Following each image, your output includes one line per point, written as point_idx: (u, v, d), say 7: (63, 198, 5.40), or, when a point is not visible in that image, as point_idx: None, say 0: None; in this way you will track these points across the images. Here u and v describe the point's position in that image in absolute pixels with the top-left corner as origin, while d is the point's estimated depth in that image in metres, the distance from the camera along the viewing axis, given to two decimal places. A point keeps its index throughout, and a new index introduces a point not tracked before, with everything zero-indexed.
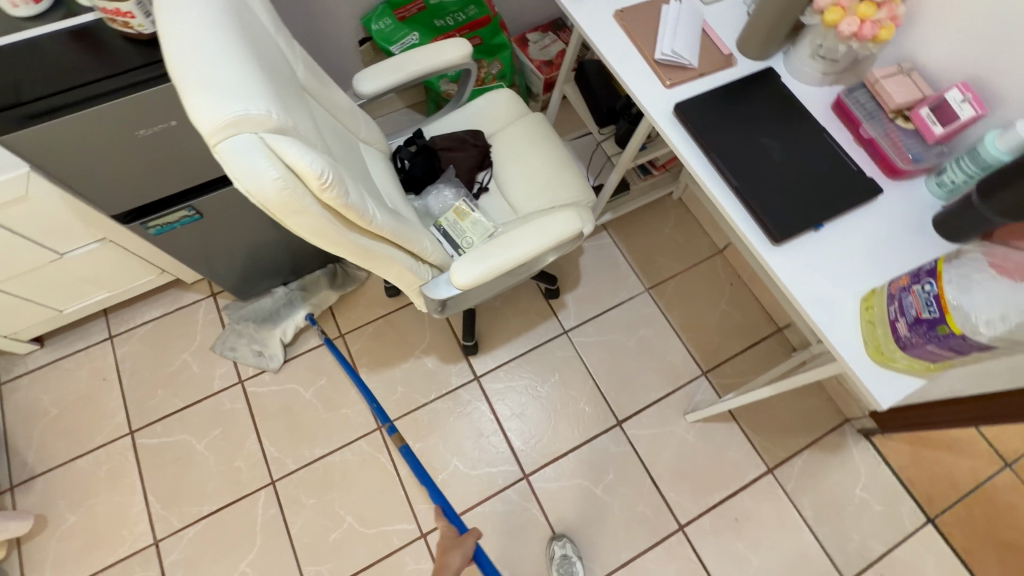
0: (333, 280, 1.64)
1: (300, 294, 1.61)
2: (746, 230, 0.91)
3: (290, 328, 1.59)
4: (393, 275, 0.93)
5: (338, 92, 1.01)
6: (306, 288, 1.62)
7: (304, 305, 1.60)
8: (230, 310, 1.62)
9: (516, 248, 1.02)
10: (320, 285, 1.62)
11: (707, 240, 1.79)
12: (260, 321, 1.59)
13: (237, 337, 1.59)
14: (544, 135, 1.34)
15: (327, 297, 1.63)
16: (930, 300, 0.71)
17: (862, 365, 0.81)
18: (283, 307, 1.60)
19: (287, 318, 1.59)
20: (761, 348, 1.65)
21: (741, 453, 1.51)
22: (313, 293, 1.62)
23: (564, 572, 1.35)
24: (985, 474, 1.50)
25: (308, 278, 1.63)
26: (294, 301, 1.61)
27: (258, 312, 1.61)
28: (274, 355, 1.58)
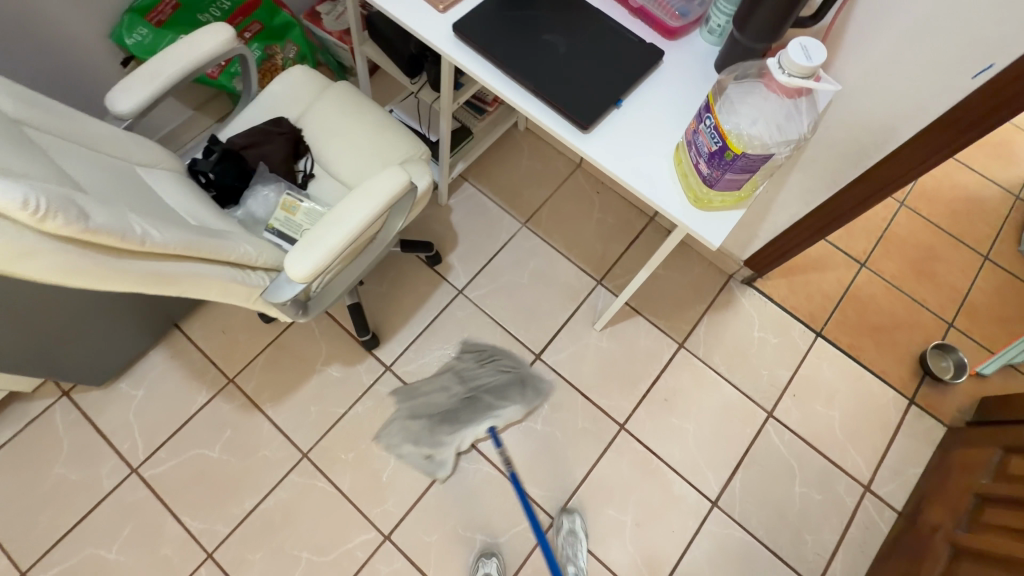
0: (522, 393, 1.52)
1: (484, 401, 1.50)
2: (555, 127, 0.92)
3: (466, 437, 1.47)
4: (221, 293, 0.86)
5: (96, 123, 0.91)
6: (497, 397, 1.51)
7: (488, 413, 1.49)
8: (402, 403, 1.50)
9: (347, 222, 0.96)
10: (515, 399, 1.51)
11: (564, 158, 1.82)
12: (443, 421, 1.48)
13: (404, 444, 1.46)
14: (355, 100, 1.25)
15: (512, 412, 1.49)
16: (712, 132, 0.75)
17: (689, 215, 0.86)
18: (477, 408, 1.50)
19: (468, 424, 1.48)
20: (641, 241, 1.73)
21: (651, 339, 1.60)
22: (507, 404, 1.50)
23: (569, 543, 1.37)
24: (849, 278, 1.71)
25: (502, 384, 1.53)
26: (486, 402, 1.50)
27: (434, 408, 1.50)
28: (447, 469, 1.44)
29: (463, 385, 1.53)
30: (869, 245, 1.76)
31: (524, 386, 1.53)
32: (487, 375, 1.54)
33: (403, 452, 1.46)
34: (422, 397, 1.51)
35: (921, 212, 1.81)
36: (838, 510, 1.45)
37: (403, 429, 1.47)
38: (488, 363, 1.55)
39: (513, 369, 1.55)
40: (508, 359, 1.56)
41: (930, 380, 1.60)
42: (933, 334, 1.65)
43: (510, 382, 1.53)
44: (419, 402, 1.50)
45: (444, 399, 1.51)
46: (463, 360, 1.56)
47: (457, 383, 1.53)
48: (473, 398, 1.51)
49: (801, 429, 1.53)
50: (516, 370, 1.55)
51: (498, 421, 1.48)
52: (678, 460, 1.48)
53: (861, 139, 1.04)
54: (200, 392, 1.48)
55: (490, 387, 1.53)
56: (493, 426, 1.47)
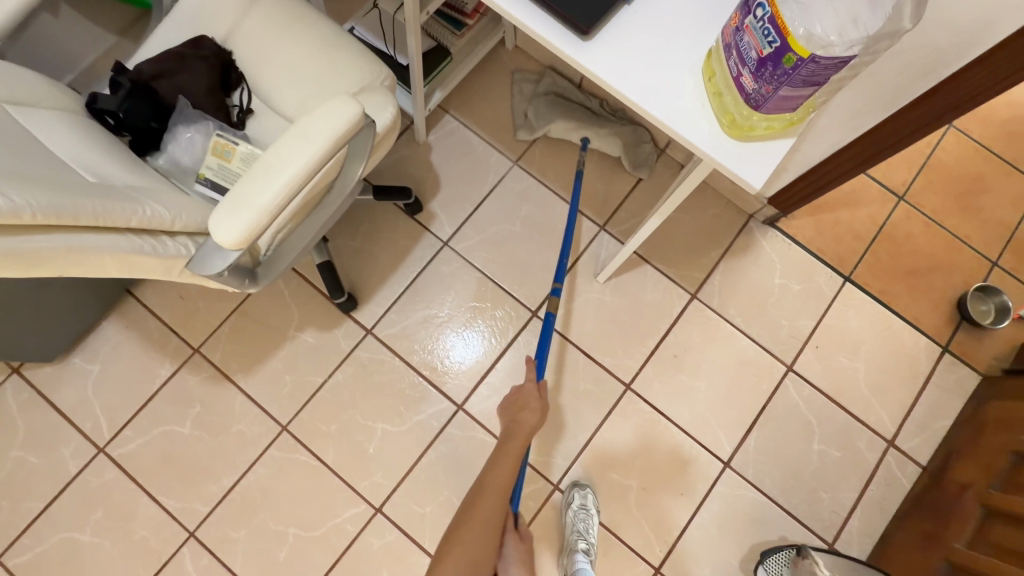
0: (633, 148, 1.48)
1: (604, 124, 1.48)
2: (545, 33, 0.69)
3: (557, 129, 1.48)
4: (123, 270, 0.68)
5: None
6: (609, 123, 1.49)
7: (594, 127, 1.47)
8: (546, 77, 1.53)
9: (282, 170, 0.76)
10: (623, 137, 1.48)
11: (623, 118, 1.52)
12: (553, 103, 1.50)
13: (516, 96, 1.53)
14: (294, 10, 0.99)
15: (611, 143, 1.47)
16: (766, 28, 0.52)
17: (722, 148, 0.66)
18: (588, 119, 1.49)
19: (572, 119, 1.48)
20: (650, 178, 1.51)
21: (659, 291, 1.44)
22: (610, 130, 1.48)
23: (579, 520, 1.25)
24: (883, 215, 1.51)
25: (625, 125, 1.50)
26: (600, 122, 1.48)
27: (575, 104, 1.50)
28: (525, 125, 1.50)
29: (602, 103, 1.52)
30: (909, 176, 1.54)
31: (638, 141, 1.49)
32: (622, 110, 1.52)
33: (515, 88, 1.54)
34: (567, 93, 1.52)
35: (972, 134, 1.58)
36: (857, 467, 1.36)
37: (539, 82, 1.53)
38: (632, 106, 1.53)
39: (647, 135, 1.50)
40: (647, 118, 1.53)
41: (966, 327, 1.45)
42: (974, 275, 1.48)
43: (624, 125, 1.49)
44: (564, 81, 1.53)
45: (579, 94, 1.52)
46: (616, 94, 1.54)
47: (600, 98, 1.52)
48: (596, 111, 1.50)
49: (822, 383, 1.41)
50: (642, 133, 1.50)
51: (593, 139, 1.46)
52: (686, 421, 1.37)
53: (939, 42, 0.81)
54: (163, 365, 1.35)
55: (620, 117, 1.51)
56: (586, 138, 1.46)
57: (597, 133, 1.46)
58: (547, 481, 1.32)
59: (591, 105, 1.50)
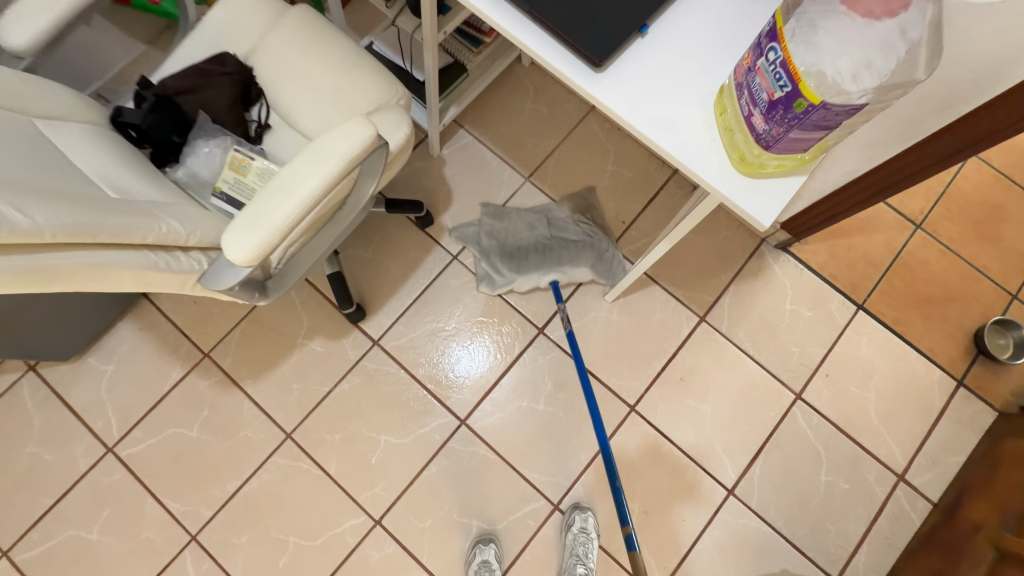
0: (600, 265, 1.42)
1: (566, 254, 1.41)
2: (559, 63, 0.70)
3: (529, 282, 1.41)
4: (139, 284, 0.69)
5: None
6: (567, 253, 1.41)
7: (556, 267, 1.41)
8: (483, 222, 1.46)
9: (295, 189, 0.77)
10: (586, 261, 1.41)
11: (581, 232, 1.44)
12: (509, 257, 1.42)
13: (469, 254, 1.45)
14: (315, 28, 1.01)
15: (580, 273, 1.41)
16: (778, 71, 0.53)
17: (731, 184, 0.66)
18: (546, 257, 1.41)
19: (535, 262, 1.41)
20: (661, 198, 1.51)
21: (667, 312, 1.43)
22: (573, 262, 1.41)
23: (579, 544, 1.25)
24: (899, 243, 1.49)
25: (580, 243, 1.43)
26: (558, 253, 1.41)
27: (524, 244, 1.43)
28: (494, 290, 1.43)
29: (545, 228, 1.45)
30: (928, 204, 1.51)
31: (599, 255, 1.43)
32: (570, 224, 1.45)
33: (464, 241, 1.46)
34: (505, 229, 1.45)
35: (994, 162, 1.55)
36: (865, 500, 1.33)
37: (477, 237, 1.45)
38: (580, 215, 1.46)
39: (604, 241, 1.43)
40: (596, 221, 1.47)
41: (983, 360, 1.42)
42: (992, 307, 1.45)
43: (580, 246, 1.42)
44: (500, 228, 1.45)
45: (523, 233, 1.44)
46: (558, 205, 1.48)
47: (543, 226, 1.45)
48: (550, 244, 1.42)
49: (831, 412, 1.38)
50: (598, 240, 1.43)
51: (562, 278, 1.40)
52: (691, 445, 1.36)
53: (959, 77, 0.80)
54: (174, 368, 1.37)
55: (574, 238, 1.43)
56: (556, 280, 1.39)
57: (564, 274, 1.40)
58: (547, 500, 1.32)
59: (537, 242, 1.43)
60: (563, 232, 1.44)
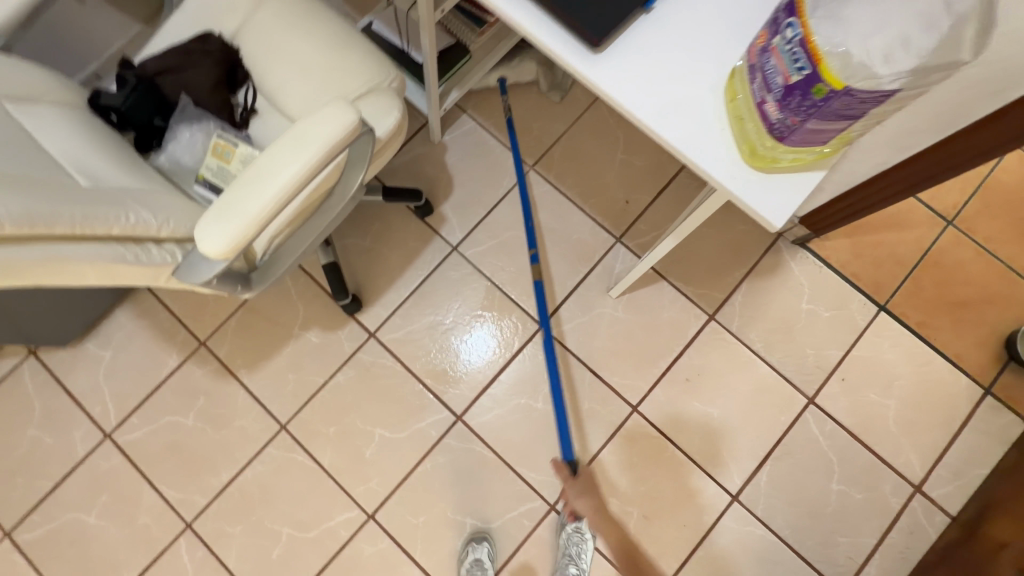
0: (547, 70, 1.47)
1: (513, 51, 1.46)
2: (553, 44, 0.64)
3: (475, 77, 1.45)
4: (105, 278, 0.66)
5: None
6: (517, 52, 1.45)
7: (502, 63, 1.44)
8: None
9: (272, 178, 0.72)
10: (533, 57, 1.45)
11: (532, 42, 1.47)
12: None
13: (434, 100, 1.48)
14: (304, 6, 0.96)
15: (524, 68, 1.44)
16: (796, 51, 0.46)
17: (741, 179, 0.59)
18: (496, 58, 1.45)
19: (483, 69, 1.44)
20: (672, 189, 1.43)
21: (676, 309, 1.37)
22: (522, 59, 1.45)
23: (573, 544, 1.21)
24: (929, 240, 1.39)
25: (529, 41, 1.47)
26: (507, 54, 1.46)
27: None
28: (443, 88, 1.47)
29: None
30: (963, 198, 1.41)
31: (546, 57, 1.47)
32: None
33: None
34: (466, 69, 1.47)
35: None
36: (879, 512, 1.27)
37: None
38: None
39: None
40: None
41: (1015, 367, 1.32)
42: None
43: (527, 46, 1.47)
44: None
45: None
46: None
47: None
48: (500, 47, 1.46)
49: (846, 419, 1.31)
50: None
51: (509, 73, 1.44)
52: (696, 448, 1.30)
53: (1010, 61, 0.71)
54: (171, 356, 1.36)
55: (521, 37, 1.46)
56: (502, 78, 1.44)
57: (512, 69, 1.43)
58: (544, 500, 1.28)
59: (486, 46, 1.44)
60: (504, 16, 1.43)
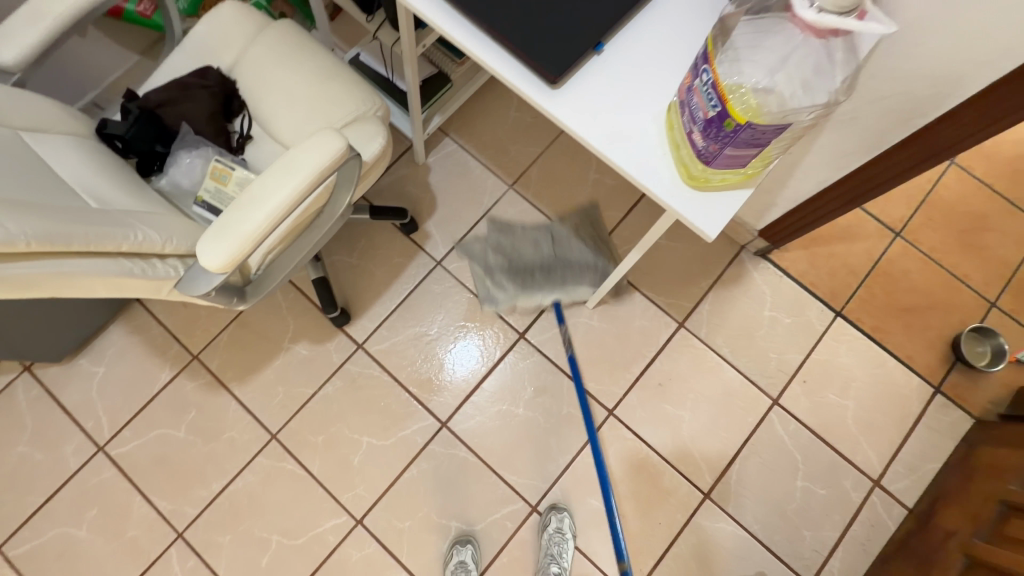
0: (600, 279, 1.43)
1: (570, 273, 1.44)
2: (517, 81, 0.73)
3: (531, 300, 1.43)
4: (112, 290, 0.73)
5: None
6: (570, 270, 1.44)
7: (558, 287, 1.43)
8: (493, 232, 1.50)
9: (267, 200, 0.80)
10: (588, 280, 1.43)
11: (584, 246, 1.47)
12: (512, 272, 1.45)
13: (474, 268, 1.48)
14: (295, 43, 1.05)
15: (579, 292, 1.42)
16: (710, 91, 0.55)
17: (679, 197, 0.68)
18: (550, 276, 1.43)
19: (539, 287, 1.43)
20: (642, 206, 1.54)
21: (647, 318, 1.45)
22: (576, 279, 1.43)
23: (554, 544, 1.28)
24: (878, 250, 1.50)
25: (583, 261, 1.45)
26: (560, 272, 1.43)
27: (526, 262, 1.45)
28: (498, 309, 1.45)
29: (550, 246, 1.47)
30: (908, 211, 1.53)
31: (599, 272, 1.44)
32: (574, 244, 1.48)
33: (469, 249, 1.49)
34: (510, 239, 1.49)
35: (975, 170, 1.56)
36: (841, 507, 1.34)
37: (485, 253, 1.48)
38: (587, 236, 1.48)
39: (604, 257, 1.46)
40: (602, 240, 1.49)
41: (962, 367, 1.43)
42: (971, 315, 1.46)
43: (582, 265, 1.45)
44: (507, 241, 1.48)
45: (528, 259, 1.46)
46: (564, 224, 1.50)
47: (549, 246, 1.47)
48: (552, 261, 1.45)
49: (808, 418, 1.40)
50: (602, 262, 1.46)
51: (565, 297, 1.41)
52: (669, 449, 1.37)
53: (916, 91, 0.82)
54: (163, 370, 1.41)
55: (577, 258, 1.46)
56: (557, 300, 1.42)
57: (567, 294, 1.41)
58: (525, 502, 1.34)
59: (539, 259, 1.46)
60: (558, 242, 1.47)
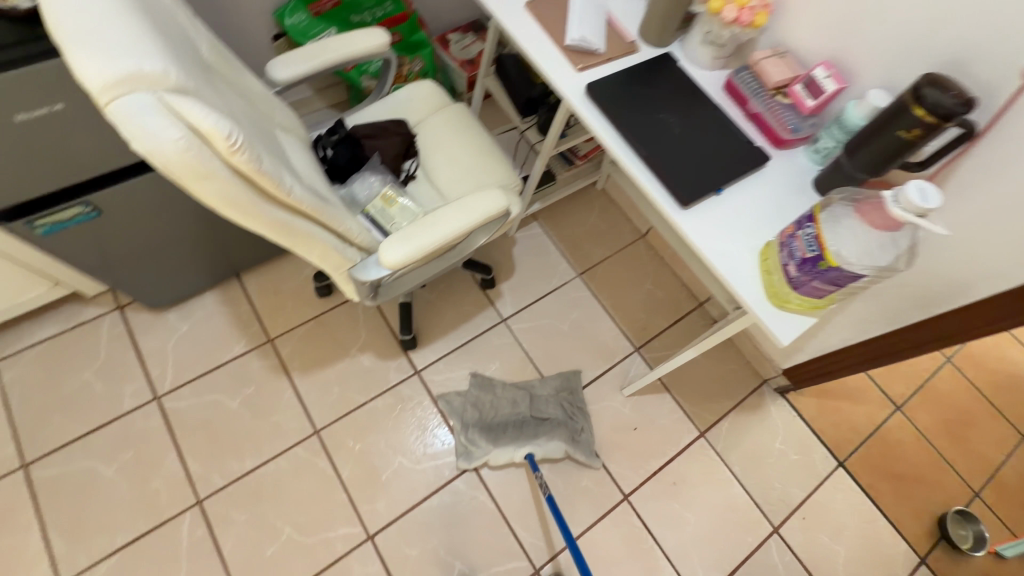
0: (574, 444, 1.51)
1: (543, 429, 1.52)
2: (657, 197, 0.99)
3: (503, 455, 1.47)
4: (317, 255, 0.91)
5: (248, 77, 0.98)
6: (544, 429, 1.52)
7: (532, 440, 1.49)
8: (475, 386, 1.57)
9: (442, 226, 1.02)
10: (561, 440, 1.50)
11: (556, 385, 1.60)
12: (487, 429, 1.51)
13: (451, 423, 1.52)
14: (468, 122, 1.36)
15: (553, 447, 1.49)
16: (811, 240, 0.81)
17: (764, 308, 0.90)
18: (522, 432, 1.52)
19: (511, 445, 1.48)
20: (684, 322, 1.77)
21: (673, 420, 1.61)
22: (549, 437, 1.51)
23: None
24: (880, 417, 1.70)
25: (556, 420, 1.54)
26: (535, 430, 1.52)
27: (499, 417, 1.53)
28: (470, 463, 1.46)
29: (527, 405, 1.56)
30: (907, 391, 1.75)
31: (573, 430, 1.54)
32: (549, 400, 1.58)
33: (450, 401, 1.55)
34: (492, 400, 1.56)
35: (967, 374, 1.80)
36: None
37: (463, 408, 1.54)
38: (563, 395, 1.58)
39: (580, 424, 1.55)
40: (576, 402, 1.58)
41: (944, 545, 1.54)
42: (955, 498, 1.61)
43: (558, 423, 1.54)
44: (484, 398, 1.56)
45: (502, 418, 1.53)
46: (543, 382, 1.60)
47: (526, 405, 1.56)
48: (527, 421, 1.53)
49: (802, 554, 1.49)
50: (573, 420, 1.56)
51: (537, 451, 1.47)
52: (671, 547, 1.45)
53: (933, 286, 1.08)
54: (238, 343, 1.54)
55: (551, 419, 1.54)
56: (531, 453, 1.46)
57: (539, 446, 1.48)
58: (529, 562, 1.39)
59: (515, 420, 1.53)
60: (534, 407, 1.56)
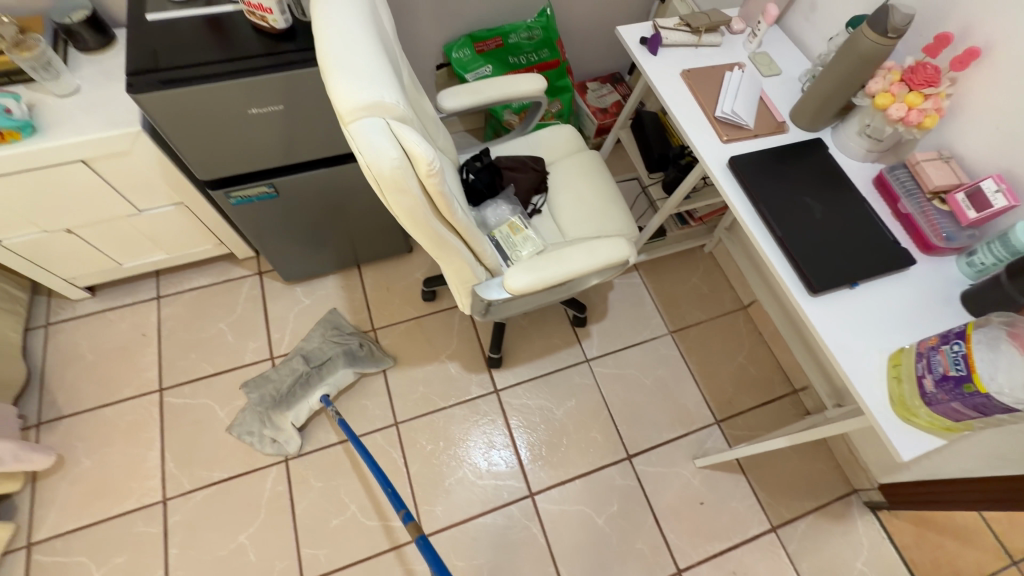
0: (359, 363, 1.60)
1: (324, 370, 1.57)
2: (786, 278, 0.99)
3: (303, 412, 1.51)
4: (453, 268, 1.01)
5: (426, 102, 1.12)
6: (320, 370, 1.57)
7: (320, 386, 1.54)
8: (251, 391, 1.55)
9: (566, 263, 1.08)
10: (342, 368, 1.58)
11: (311, 337, 1.64)
12: (279, 406, 1.51)
13: (253, 423, 1.50)
14: (598, 169, 1.44)
15: (345, 378, 1.57)
16: (958, 359, 0.78)
17: (886, 416, 0.86)
18: (307, 385, 1.55)
19: (303, 400, 1.52)
20: (774, 406, 1.68)
21: (744, 505, 1.52)
22: (331, 373, 1.57)
23: None
24: (990, 568, 1.48)
25: (330, 355, 1.59)
26: (314, 376, 1.55)
27: (280, 390, 1.54)
28: (288, 446, 1.48)
29: (303, 364, 1.58)
30: None
31: (351, 352, 1.61)
32: (319, 346, 1.62)
33: (242, 418, 1.51)
34: (271, 384, 1.56)
35: None
36: None
37: (258, 402, 1.53)
38: (328, 335, 1.64)
39: (357, 342, 1.62)
40: (345, 332, 1.65)
41: None
42: None
43: (333, 357, 1.59)
44: (265, 388, 1.55)
45: (284, 384, 1.55)
46: (308, 339, 1.64)
47: (302, 364, 1.58)
48: (299, 374, 1.56)
49: None
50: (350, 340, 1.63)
51: (330, 390, 1.54)
52: None
53: None
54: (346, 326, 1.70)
55: (318, 363, 1.58)
56: (325, 395, 1.53)
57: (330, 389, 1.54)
58: None
59: (294, 386, 1.54)
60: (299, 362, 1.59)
